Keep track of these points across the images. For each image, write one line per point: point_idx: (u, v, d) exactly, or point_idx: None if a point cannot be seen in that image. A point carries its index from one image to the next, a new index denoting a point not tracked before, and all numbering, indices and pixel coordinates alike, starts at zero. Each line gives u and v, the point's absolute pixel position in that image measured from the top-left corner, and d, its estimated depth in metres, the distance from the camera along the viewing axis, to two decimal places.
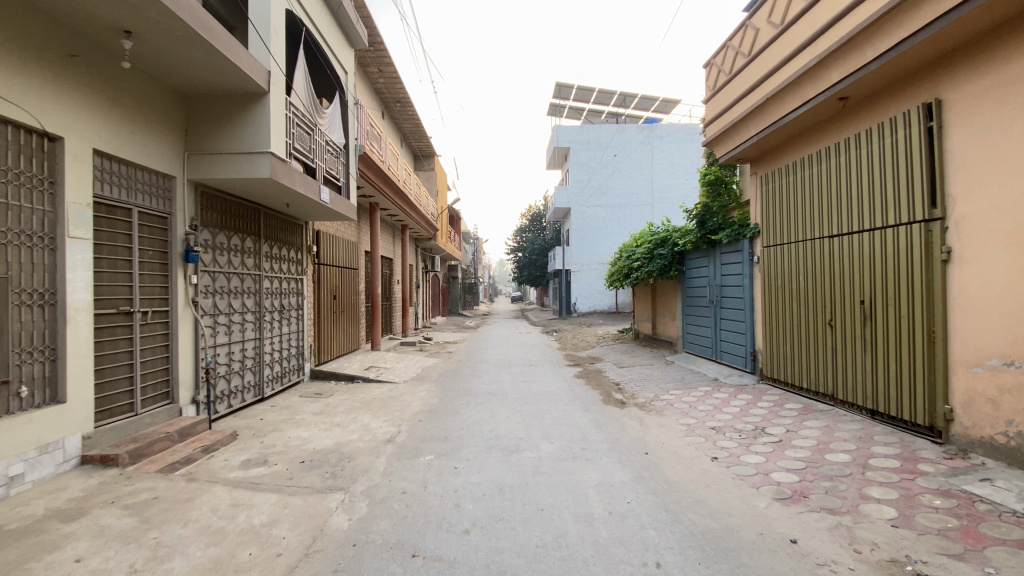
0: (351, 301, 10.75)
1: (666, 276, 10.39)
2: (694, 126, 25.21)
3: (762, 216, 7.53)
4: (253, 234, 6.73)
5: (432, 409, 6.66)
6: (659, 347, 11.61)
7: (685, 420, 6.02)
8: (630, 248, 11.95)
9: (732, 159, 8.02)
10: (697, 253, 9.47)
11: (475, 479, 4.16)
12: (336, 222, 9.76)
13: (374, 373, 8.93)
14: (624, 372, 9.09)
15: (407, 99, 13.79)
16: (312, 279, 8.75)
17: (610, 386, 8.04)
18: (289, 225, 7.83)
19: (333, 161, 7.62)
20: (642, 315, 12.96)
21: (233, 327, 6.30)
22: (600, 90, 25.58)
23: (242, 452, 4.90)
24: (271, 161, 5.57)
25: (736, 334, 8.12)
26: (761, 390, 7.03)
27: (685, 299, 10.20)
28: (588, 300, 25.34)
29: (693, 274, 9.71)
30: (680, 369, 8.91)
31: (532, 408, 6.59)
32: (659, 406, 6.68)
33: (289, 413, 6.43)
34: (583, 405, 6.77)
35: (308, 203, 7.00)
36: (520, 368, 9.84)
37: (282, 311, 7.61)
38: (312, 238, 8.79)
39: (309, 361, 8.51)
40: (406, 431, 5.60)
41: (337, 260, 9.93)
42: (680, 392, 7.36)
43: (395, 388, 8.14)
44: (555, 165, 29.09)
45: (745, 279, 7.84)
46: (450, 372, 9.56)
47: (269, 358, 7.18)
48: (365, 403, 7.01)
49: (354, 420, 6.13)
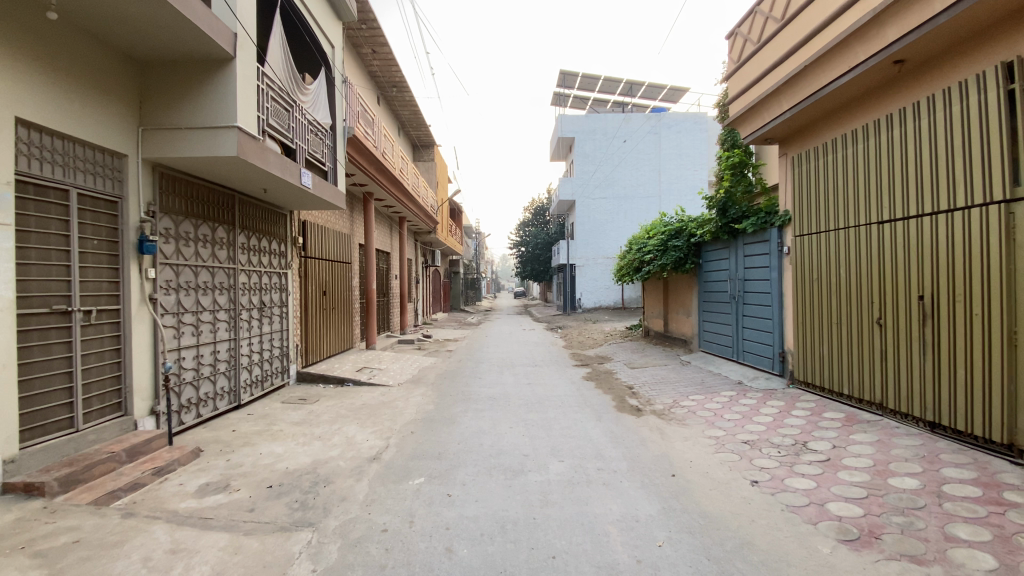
0: (344, 296, 10.05)
1: (681, 270, 9.63)
2: (703, 115, 24.34)
3: (794, 202, 6.77)
4: (226, 223, 6.03)
5: (426, 417, 5.95)
6: (672, 345, 10.88)
7: (712, 432, 5.29)
8: (641, 240, 11.18)
9: (759, 139, 7.27)
10: (717, 244, 8.69)
11: (472, 512, 3.45)
12: (325, 212, 9.03)
13: (366, 375, 8.23)
14: (637, 374, 8.35)
15: (404, 83, 13.03)
16: (298, 273, 8.03)
17: (623, 389, 7.32)
18: (270, 214, 7.11)
19: (317, 143, 6.91)
20: (652, 311, 12.23)
21: (202, 328, 5.60)
22: (605, 78, 24.74)
23: (201, 474, 4.21)
24: (240, 138, 4.84)
25: (761, 333, 7.38)
26: (794, 396, 6.30)
27: (702, 295, 9.45)
28: (593, 295, 24.60)
29: (712, 268, 8.96)
30: (699, 370, 8.17)
31: (537, 416, 5.87)
32: (680, 415, 5.96)
33: (265, 423, 5.74)
34: (595, 413, 6.04)
35: (289, 188, 6.27)
36: (524, 369, 9.12)
37: (263, 308, 6.91)
38: (298, 229, 8.07)
39: (295, 362, 7.82)
40: (395, 446, 4.90)
41: (328, 253, 9.22)
42: (702, 397, 6.63)
43: (387, 392, 7.43)
44: (558, 157, 28.30)
45: (773, 272, 7.09)
46: (449, 373, 8.84)
47: (248, 361, 6.49)
48: (352, 410, 6.31)
49: (337, 431, 5.43)
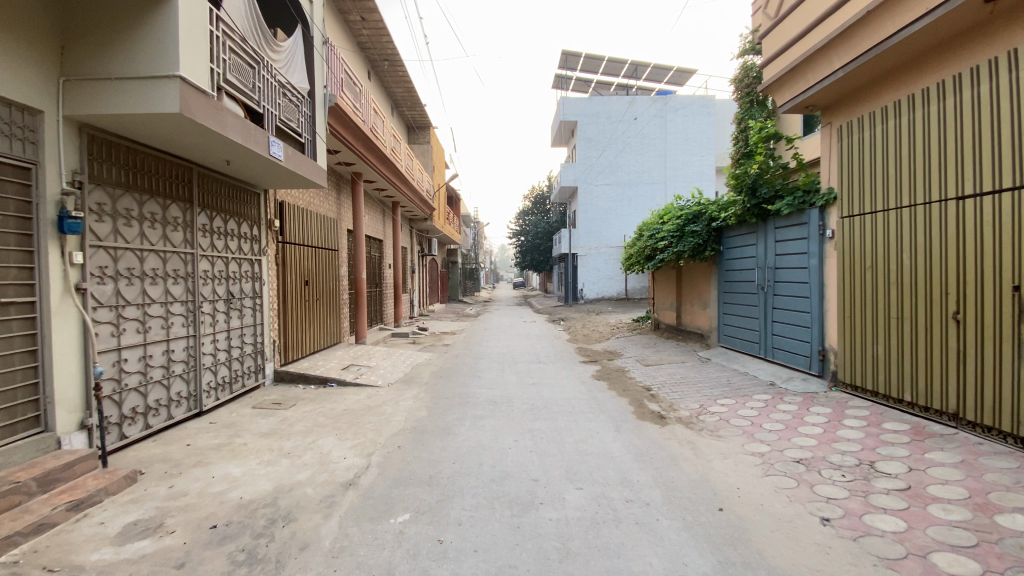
0: (330, 287, 9.16)
1: (699, 258, 8.76)
2: (711, 98, 23.36)
3: (839, 177, 5.87)
4: (181, 199, 5.14)
5: (417, 426, 5.11)
6: (686, 339, 10.04)
7: (755, 446, 4.47)
8: (654, 225, 10.30)
9: (798, 107, 6.35)
10: (743, 229, 7.79)
11: (470, 570, 2.61)
12: (306, 192, 8.12)
13: (352, 374, 7.38)
14: (654, 372, 7.51)
15: (397, 57, 12.05)
16: (275, 260, 7.13)
17: (641, 391, 6.48)
18: (238, 192, 6.21)
19: (290, 110, 6.01)
20: (664, 302, 11.36)
21: (150, 323, 4.73)
22: (609, 59, 23.72)
23: (132, 509, 3.38)
24: (185, 92, 3.95)
25: (795, 328, 6.52)
26: (841, 402, 5.46)
27: (723, 285, 8.59)
28: (596, 286, 23.71)
29: (735, 255, 8.09)
30: (722, 369, 7.33)
31: (546, 426, 5.03)
32: (711, 424, 5.13)
33: (227, 434, 4.88)
34: (612, 422, 5.20)
35: (256, 160, 5.38)
36: (527, 366, 8.28)
37: (231, 299, 6.03)
38: (275, 211, 7.17)
39: (271, 360, 6.95)
40: (377, 467, 4.05)
41: (310, 239, 8.32)
42: (733, 402, 5.79)
43: (374, 393, 6.57)
44: (560, 142, 27.30)
45: (813, 259, 6.20)
46: (444, 371, 7.99)
47: (212, 361, 5.63)
48: (332, 417, 5.47)
49: (310, 445, 4.58)
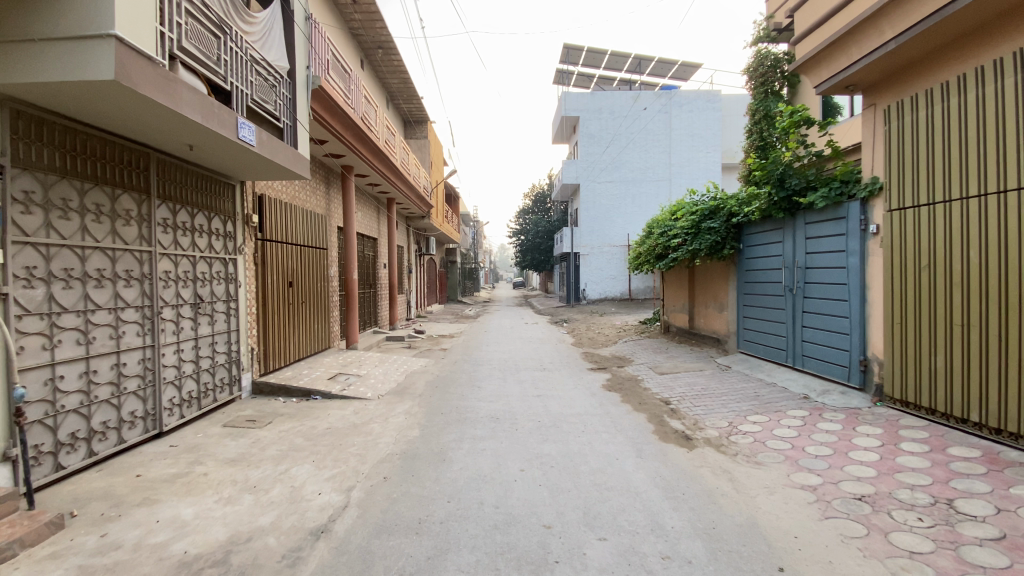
0: (318, 288, 8.48)
1: (716, 257, 8.07)
2: (717, 92, 22.68)
3: (884, 165, 5.18)
4: (135, 189, 4.47)
5: (407, 450, 4.43)
6: (700, 343, 9.36)
7: (804, 478, 3.79)
8: (665, 222, 9.62)
9: (835, 88, 5.66)
10: (768, 225, 7.12)
11: None
12: (289, 185, 7.43)
13: (339, 385, 6.69)
14: (670, 382, 6.85)
15: (391, 44, 11.36)
16: (253, 260, 6.44)
17: (659, 405, 5.80)
18: (207, 182, 5.54)
19: (265, 90, 5.32)
20: (675, 304, 10.68)
21: (94, 333, 4.05)
22: (612, 53, 23.07)
23: (45, 570, 2.70)
24: (123, 56, 3.28)
25: (831, 335, 5.86)
26: (891, 419, 4.79)
27: (743, 285, 7.90)
28: (599, 286, 23.06)
29: (758, 254, 7.41)
30: (746, 379, 6.66)
31: (557, 450, 4.36)
32: (745, 447, 4.46)
33: (186, 462, 4.20)
34: (632, 444, 4.53)
35: (222, 145, 4.70)
36: (531, 374, 7.60)
37: (200, 304, 5.35)
38: (252, 205, 6.48)
39: (249, 371, 6.26)
40: (356, 507, 3.38)
41: (294, 236, 7.64)
42: (766, 419, 5.12)
43: (362, 407, 5.89)
44: (561, 138, 26.64)
45: (852, 258, 5.52)
46: (441, 380, 7.31)
47: (176, 375, 4.96)
48: (311, 438, 4.80)
49: (281, 476, 3.90)
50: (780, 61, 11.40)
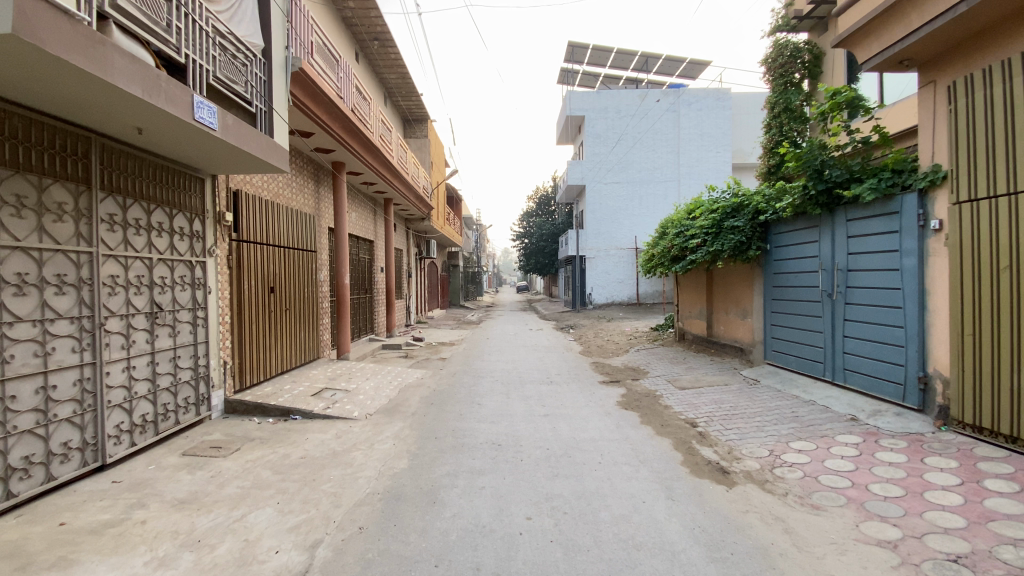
0: (305, 294, 7.79)
1: (740, 259, 7.31)
2: (726, 91, 21.98)
3: (949, 151, 4.44)
4: (70, 179, 3.81)
5: (392, 488, 3.71)
6: (720, 353, 8.62)
7: (879, 532, 3.05)
8: (682, 222, 8.88)
9: (888, 63, 4.94)
10: (801, 222, 6.38)
11: None
12: (269, 181, 6.75)
13: (323, 402, 6.00)
14: (694, 399, 6.10)
15: (388, 35, 10.69)
16: (226, 263, 5.75)
17: (685, 428, 5.06)
18: (168, 175, 4.87)
19: (232, 68, 4.66)
20: (691, 310, 9.95)
21: (13, 352, 3.37)
22: (619, 50, 22.42)
23: None
24: (24, 8, 2.61)
25: (881, 346, 5.13)
26: (964, 449, 4.03)
27: (770, 290, 7.17)
28: (605, 290, 22.30)
29: (789, 255, 6.67)
30: (779, 395, 5.92)
31: (570, 489, 3.64)
32: (796, 485, 3.73)
33: (126, 505, 3.51)
34: (659, 481, 3.80)
35: (176, 127, 4.03)
36: (537, 389, 6.88)
37: (158, 313, 4.66)
38: (226, 202, 5.79)
39: (221, 388, 5.58)
40: (318, 573, 2.66)
41: (277, 237, 6.95)
42: (813, 447, 4.38)
43: (345, 430, 5.17)
44: (566, 139, 25.98)
45: (908, 258, 4.79)
46: (438, 396, 6.58)
47: (125, 396, 4.27)
48: (280, 471, 4.09)
49: (233, 526, 3.19)
50: (801, 50, 10.62)
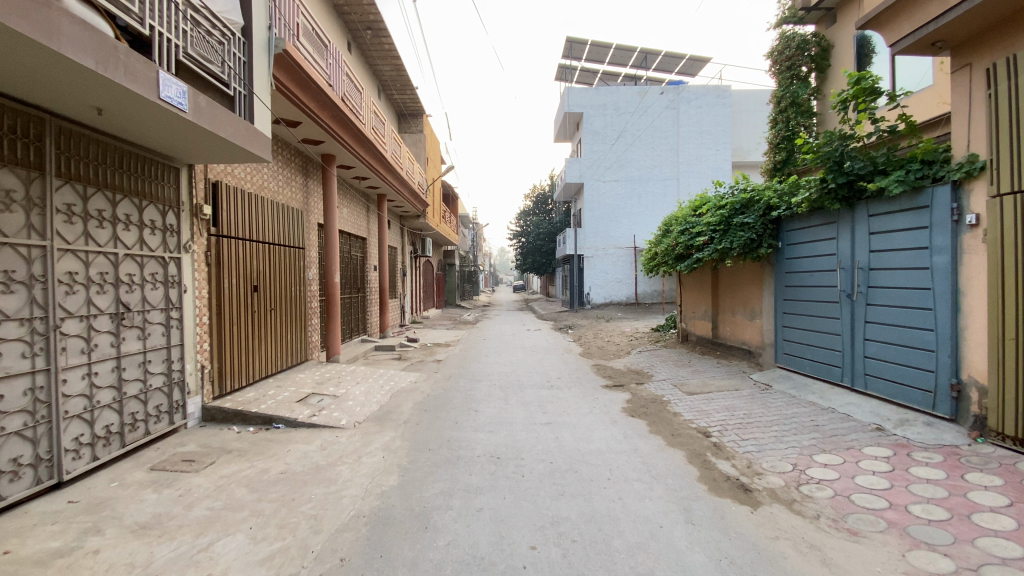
0: (293, 293, 7.38)
1: (750, 257, 6.94)
2: (726, 88, 21.65)
3: (988, 139, 4.09)
4: (20, 164, 3.41)
5: (379, 509, 3.33)
6: (727, 355, 8.28)
7: (930, 563, 2.70)
8: (687, 219, 8.52)
9: (918, 45, 4.60)
10: (817, 217, 6.03)
11: None
12: (252, 172, 6.34)
13: (309, 409, 5.60)
14: (704, 406, 5.74)
15: (381, 25, 10.29)
16: (204, 259, 5.34)
17: (698, 438, 4.70)
18: (138, 163, 4.46)
19: (205, 45, 4.26)
20: (695, 311, 9.60)
21: None
22: (618, 46, 22.07)
23: None
24: None
25: (908, 351, 4.79)
26: (1007, 464, 3.69)
27: (782, 290, 6.82)
28: (603, 290, 21.95)
29: (803, 253, 6.32)
30: (795, 402, 5.57)
31: (578, 511, 3.26)
32: (827, 506, 3.37)
33: (79, 531, 3.11)
34: (676, 501, 3.43)
35: (142, 108, 3.63)
36: (537, 394, 6.50)
37: (124, 314, 4.25)
38: (204, 194, 5.38)
39: (198, 394, 5.17)
40: None
41: (261, 233, 6.54)
42: (839, 462, 4.03)
43: (331, 440, 4.77)
44: (564, 136, 25.61)
45: (939, 256, 4.45)
46: (432, 402, 6.19)
47: (86, 406, 3.86)
48: (256, 489, 3.69)
49: (196, 557, 2.80)
50: (808, 42, 10.28)
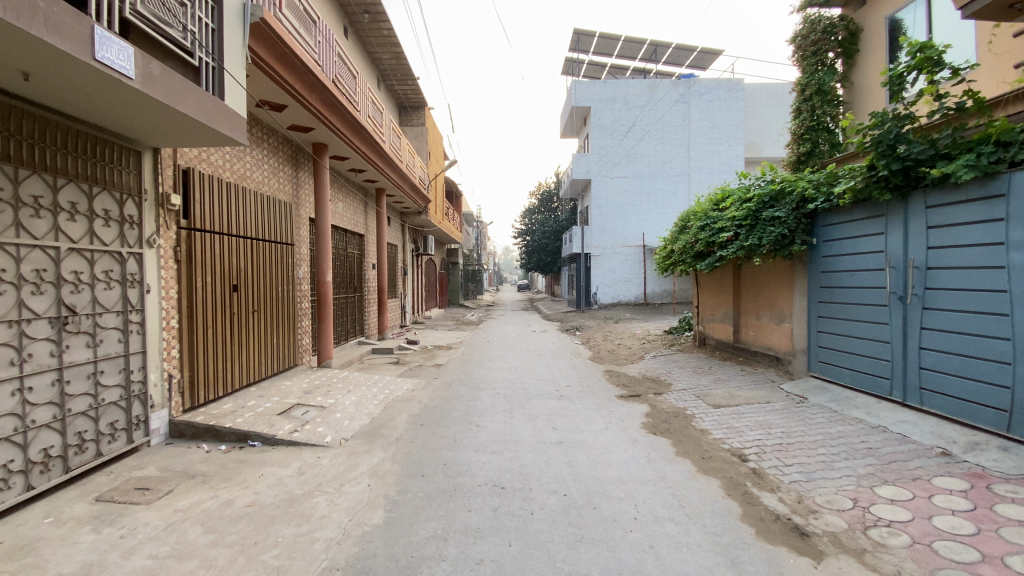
0: (280, 293, 6.78)
1: (781, 254, 6.29)
2: (739, 81, 20.92)
3: None
4: None
5: (356, 561, 2.72)
6: (750, 361, 7.63)
7: None
8: (707, 214, 7.87)
9: (993, 8, 3.95)
10: (862, 210, 5.38)
11: None
12: (231, 159, 5.75)
13: (291, 424, 5.00)
14: (734, 421, 5.11)
15: (379, 8, 9.67)
16: (172, 255, 4.74)
17: (733, 463, 4.06)
18: (87, 143, 3.86)
19: (161, 6, 3.69)
20: (714, 313, 8.95)
21: None
22: (627, 38, 21.38)
23: None
24: None
25: (976, 363, 4.15)
26: None
27: (817, 291, 6.17)
28: (611, 290, 21.31)
29: (844, 250, 5.67)
30: (838, 418, 4.93)
31: (602, 565, 2.64)
32: (908, 560, 2.73)
33: None
34: (721, 550, 2.80)
35: (76, 72, 3.04)
36: (546, 405, 5.88)
37: (68, 318, 3.66)
38: (174, 182, 4.79)
39: (164, 408, 4.59)
40: None
41: (243, 226, 5.94)
42: (909, 498, 3.39)
43: (311, 463, 4.16)
44: (571, 131, 24.94)
45: (1018, 253, 3.82)
46: (429, 414, 5.57)
47: (17, 428, 3.27)
48: (213, 529, 3.09)
49: None
50: (836, 26, 9.46)
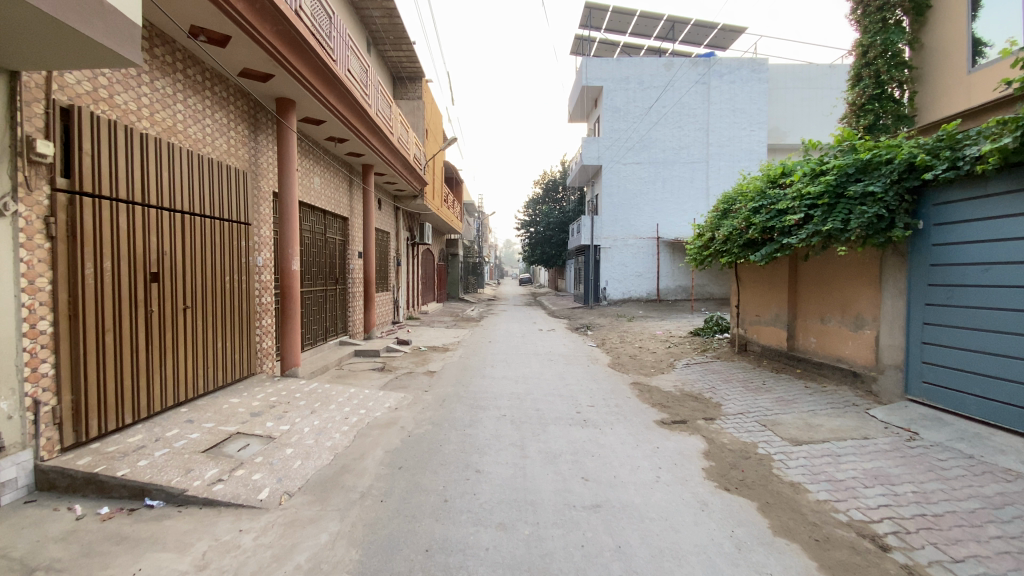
0: (227, 284, 5.34)
1: (872, 243, 4.86)
2: (763, 61, 19.42)
3: None
4: None
5: None
6: (813, 375, 6.20)
7: None
8: (761, 193, 6.44)
9: None
10: (1012, 180, 3.92)
11: None
12: (146, 102, 4.27)
13: (215, 467, 3.57)
14: (834, 470, 3.67)
15: None
16: (40, 228, 3.29)
17: (872, 555, 2.64)
18: None
19: None
20: (760, 314, 7.51)
21: None
22: (642, 13, 19.80)
23: None
24: None
25: None
26: None
27: (921, 291, 4.72)
28: (622, 284, 19.89)
29: (973, 236, 4.22)
30: (986, 472, 3.49)
31: None
32: None
33: None
34: None
35: None
36: (568, 437, 4.46)
37: None
38: (44, 123, 3.33)
39: (26, 450, 3.17)
40: None
41: (172, 195, 4.49)
42: None
43: (223, 544, 2.74)
44: (579, 114, 23.40)
45: None
46: (412, 450, 4.15)
47: None
48: None
49: None
50: None
